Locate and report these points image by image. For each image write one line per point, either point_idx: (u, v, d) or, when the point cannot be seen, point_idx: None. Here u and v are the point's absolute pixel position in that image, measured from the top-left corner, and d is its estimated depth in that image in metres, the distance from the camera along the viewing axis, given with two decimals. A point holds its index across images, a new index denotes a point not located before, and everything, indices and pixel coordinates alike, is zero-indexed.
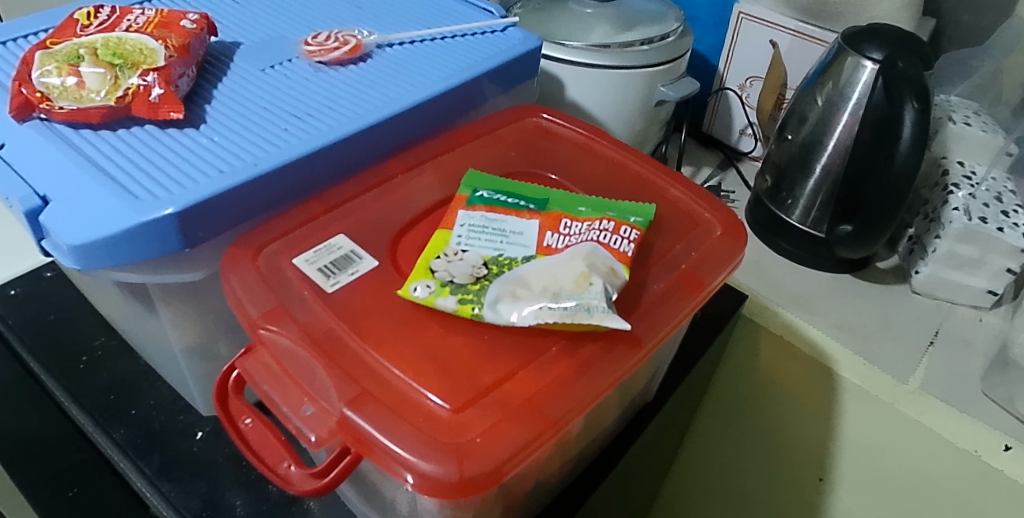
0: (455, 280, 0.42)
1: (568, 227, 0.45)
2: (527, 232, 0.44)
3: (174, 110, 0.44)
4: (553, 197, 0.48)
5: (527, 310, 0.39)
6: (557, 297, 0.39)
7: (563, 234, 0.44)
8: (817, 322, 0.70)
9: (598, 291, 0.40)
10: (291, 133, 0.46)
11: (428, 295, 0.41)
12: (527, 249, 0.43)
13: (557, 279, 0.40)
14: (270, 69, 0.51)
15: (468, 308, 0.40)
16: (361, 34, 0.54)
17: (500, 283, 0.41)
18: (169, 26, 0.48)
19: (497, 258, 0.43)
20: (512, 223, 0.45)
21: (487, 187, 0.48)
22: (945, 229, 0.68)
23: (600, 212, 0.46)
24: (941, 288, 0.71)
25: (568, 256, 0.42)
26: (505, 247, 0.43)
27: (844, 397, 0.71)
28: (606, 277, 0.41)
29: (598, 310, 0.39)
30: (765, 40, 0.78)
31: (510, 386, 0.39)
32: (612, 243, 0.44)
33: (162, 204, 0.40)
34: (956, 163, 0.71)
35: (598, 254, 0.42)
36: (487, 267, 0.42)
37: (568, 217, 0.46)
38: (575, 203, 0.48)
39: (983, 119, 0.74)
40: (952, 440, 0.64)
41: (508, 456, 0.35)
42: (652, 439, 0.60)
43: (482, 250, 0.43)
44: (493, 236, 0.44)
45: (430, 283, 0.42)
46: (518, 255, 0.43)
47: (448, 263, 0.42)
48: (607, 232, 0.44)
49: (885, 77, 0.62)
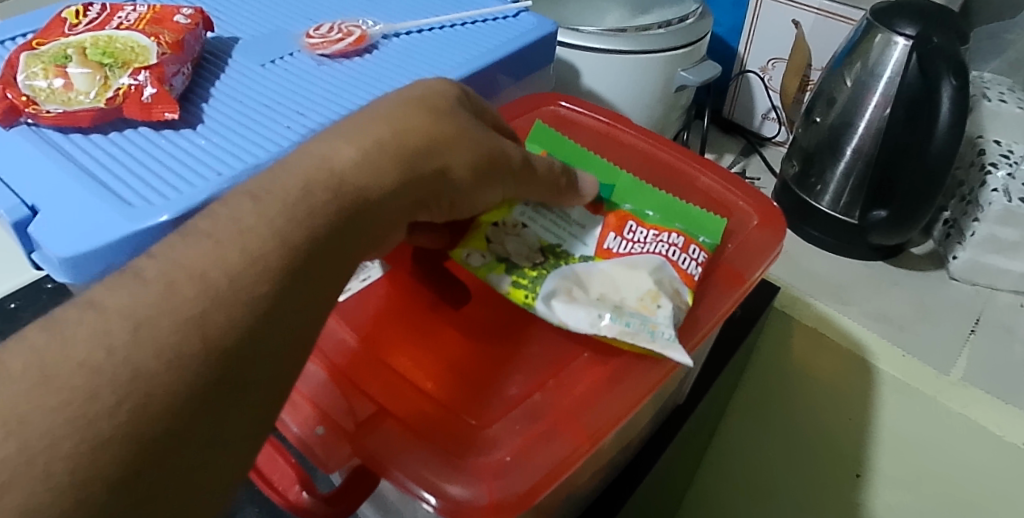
0: (512, 258, 0.40)
1: (632, 232, 0.41)
2: (589, 228, 0.42)
3: (169, 110, 0.41)
4: (622, 186, 0.46)
5: (582, 315, 0.37)
6: (618, 311, 0.37)
7: (627, 239, 0.41)
8: (852, 313, 0.67)
9: (665, 315, 0.37)
10: (294, 131, 0.42)
11: (481, 266, 0.40)
12: (586, 248, 0.41)
13: (620, 291, 0.38)
14: (271, 63, 0.47)
15: (521, 294, 0.39)
16: (366, 25, 0.51)
17: (557, 277, 0.39)
18: (162, 22, 0.45)
19: (554, 247, 0.41)
20: (579, 215, 0.42)
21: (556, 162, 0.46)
22: (983, 212, 0.65)
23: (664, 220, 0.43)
24: (980, 274, 0.68)
25: (636, 266, 0.39)
26: (565, 238, 0.41)
27: (882, 391, 0.67)
28: (675, 300, 0.38)
29: (662, 337, 0.36)
30: (787, 20, 0.74)
31: (540, 398, 0.37)
32: (681, 262, 0.40)
33: (157, 210, 0.37)
34: (992, 142, 0.66)
35: (667, 271, 0.39)
36: (545, 255, 0.40)
37: (635, 220, 0.42)
38: (642, 202, 0.45)
39: (1019, 95, 0.71)
40: (999, 432, 0.61)
41: (543, 475, 0.33)
42: (685, 441, 0.56)
43: (542, 233, 0.41)
44: (557, 221, 0.42)
45: (485, 253, 0.40)
46: (575, 251, 0.41)
47: (506, 239, 0.40)
48: (677, 248, 0.40)
49: (918, 53, 0.58)
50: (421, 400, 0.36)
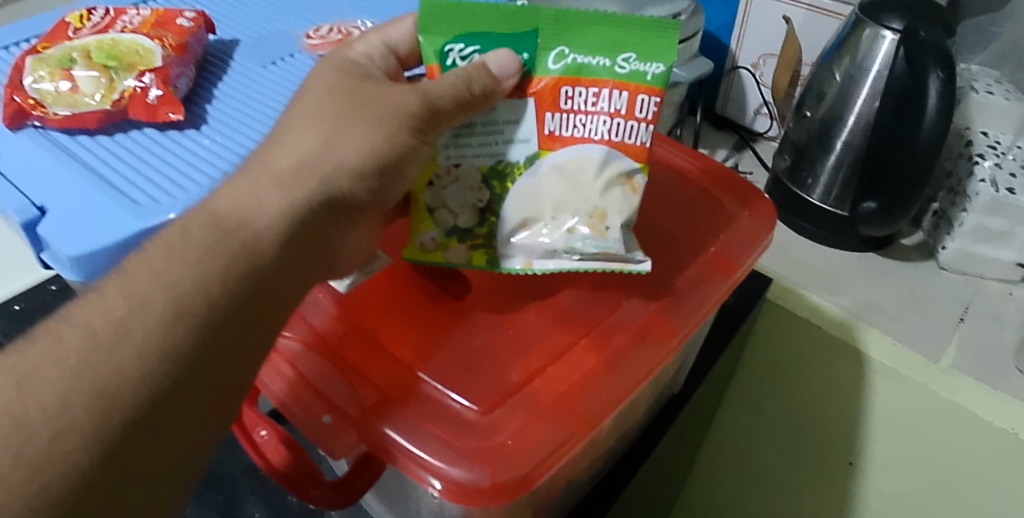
0: (461, 221, 0.40)
1: (570, 101, 0.39)
2: (521, 121, 0.39)
3: (174, 111, 0.42)
4: (542, 26, 0.38)
5: (541, 249, 0.40)
6: (571, 238, 0.39)
7: (567, 114, 0.39)
8: (844, 303, 0.68)
9: (616, 231, 0.39)
10: None
11: (437, 247, 0.41)
12: (528, 147, 0.39)
13: (569, 204, 0.39)
14: (272, 65, 0.48)
15: (481, 254, 0.41)
16: (364, 25, 0.51)
17: (508, 211, 0.40)
18: (165, 25, 0.46)
19: (495, 167, 0.39)
20: (504, 109, 0.39)
21: (456, 37, 0.38)
22: (971, 202, 0.66)
23: (608, 63, 0.38)
24: (969, 263, 0.69)
25: (580, 170, 0.39)
26: (501, 149, 0.39)
27: (874, 379, 0.68)
28: (623, 204, 0.39)
29: (618, 258, 0.39)
30: (778, 16, 0.75)
31: (540, 384, 0.38)
32: (628, 136, 0.39)
33: (165, 209, 0.38)
34: (979, 134, 0.68)
35: (612, 161, 0.39)
36: (490, 187, 0.40)
37: (569, 83, 0.38)
38: (575, 40, 0.38)
39: (1005, 86, 0.72)
40: (988, 418, 0.62)
41: (539, 461, 0.34)
42: (681, 431, 0.58)
43: (477, 160, 0.39)
44: (486, 136, 0.39)
45: (435, 233, 0.41)
46: (519, 158, 0.39)
47: (447, 193, 0.40)
48: (620, 119, 0.39)
49: (906, 47, 0.59)
50: (424, 387, 0.38)
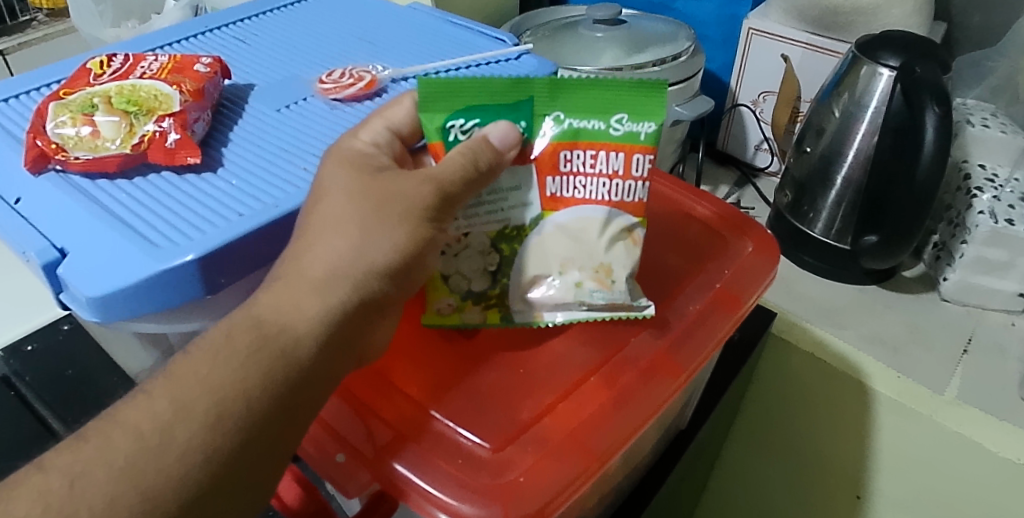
0: (473, 285, 0.42)
1: (569, 163, 0.41)
2: (524, 187, 0.41)
3: (191, 155, 0.43)
4: (537, 95, 0.40)
5: (553, 305, 0.42)
6: (580, 293, 0.41)
7: (567, 176, 0.41)
8: (848, 336, 0.69)
9: (621, 283, 0.41)
10: (309, 172, 0.44)
11: (453, 313, 0.43)
12: (531, 210, 0.41)
13: (576, 262, 0.41)
14: (286, 109, 0.50)
15: (495, 313, 0.43)
16: (376, 70, 0.52)
17: (520, 271, 0.42)
18: (183, 71, 0.48)
19: (503, 231, 0.41)
20: (505, 177, 0.40)
21: (455, 112, 0.40)
22: (971, 234, 0.67)
23: (603, 126, 0.40)
24: (970, 295, 0.70)
25: (584, 229, 0.41)
26: (507, 214, 0.41)
27: (879, 412, 0.68)
28: (625, 257, 0.42)
29: (624, 306, 0.42)
30: (776, 54, 0.77)
31: (550, 421, 0.39)
32: (626, 193, 0.41)
33: (182, 250, 0.38)
34: (977, 166, 0.69)
35: (614, 219, 0.41)
36: (499, 251, 0.42)
37: (567, 147, 0.40)
38: (571, 105, 0.40)
39: (1001, 119, 0.74)
40: (994, 449, 0.61)
41: (551, 497, 0.35)
42: (689, 466, 0.58)
43: (486, 227, 0.41)
44: (490, 205, 0.41)
45: (451, 300, 0.42)
46: (524, 220, 0.41)
47: (458, 259, 0.42)
48: (618, 179, 0.41)
49: (903, 83, 0.61)
50: (435, 427, 0.38)
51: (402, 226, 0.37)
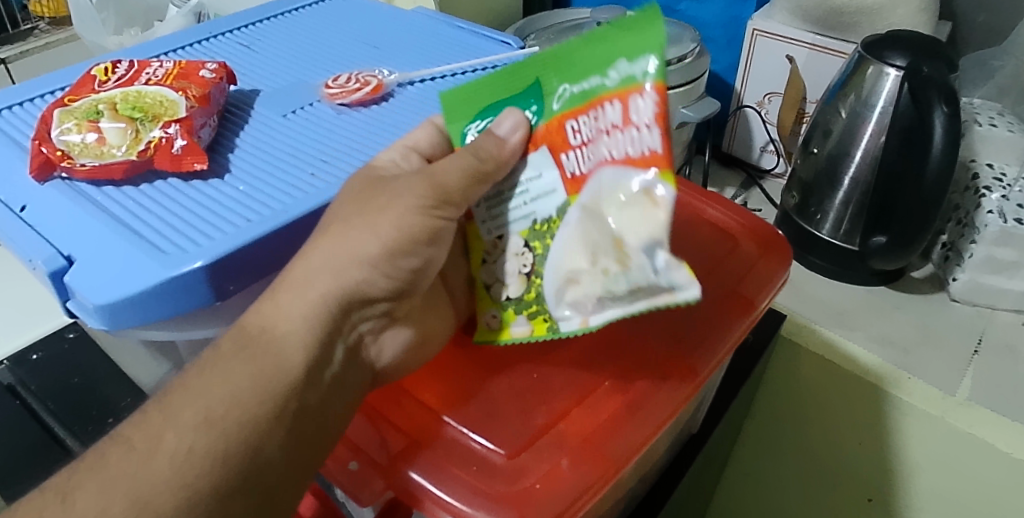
0: (513, 291, 0.39)
1: (577, 134, 0.35)
2: (544, 173, 0.36)
3: (198, 161, 0.43)
4: (541, 71, 0.36)
5: (593, 306, 0.34)
6: (606, 279, 0.33)
7: (579, 150, 0.35)
8: (858, 338, 0.68)
9: (640, 260, 0.31)
10: (318, 177, 0.44)
11: (503, 325, 0.40)
12: (557, 197, 0.36)
13: (599, 245, 0.33)
14: (292, 114, 0.49)
15: (541, 321, 0.38)
16: (382, 74, 0.52)
17: (552, 271, 0.36)
18: (189, 76, 0.48)
19: (533, 227, 0.37)
20: (524, 167, 0.37)
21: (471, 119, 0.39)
22: (981, 233, 0.66)
23: (603, 82, 0.33)
24: (980, 294, 0.69)
25: (596, 209, 0.33)
26: (534, 207, 0.37)
27: (889, 414, 0.67)
28: (643, 221, 0.31)
29: (661, 285, 0.30)
30: (782, 55, 0.76)
31: (565, 426, 0.38)
32: (630, 145, 0.32)
33: (190, 257, 0.38)
34: (985, 166, 0.69)
35: (629, 177, 0.32)
36: (531, 248, 0.37)
37: (573, 118, 0.35)
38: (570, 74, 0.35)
39: (1008, 118, 0.73)
40: (1008, 450, 0.61)
41: (569, 502, 0.34)
42: (701, 470, 0.57)
43: (516, 225, 0.38)
44: (514, 200, 0.38)
45: (496, 311, 0.40)
46: (552, 209, 0.36)
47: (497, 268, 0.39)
48: (622, 130, 0.32)
49: (910, 83, 0.60)
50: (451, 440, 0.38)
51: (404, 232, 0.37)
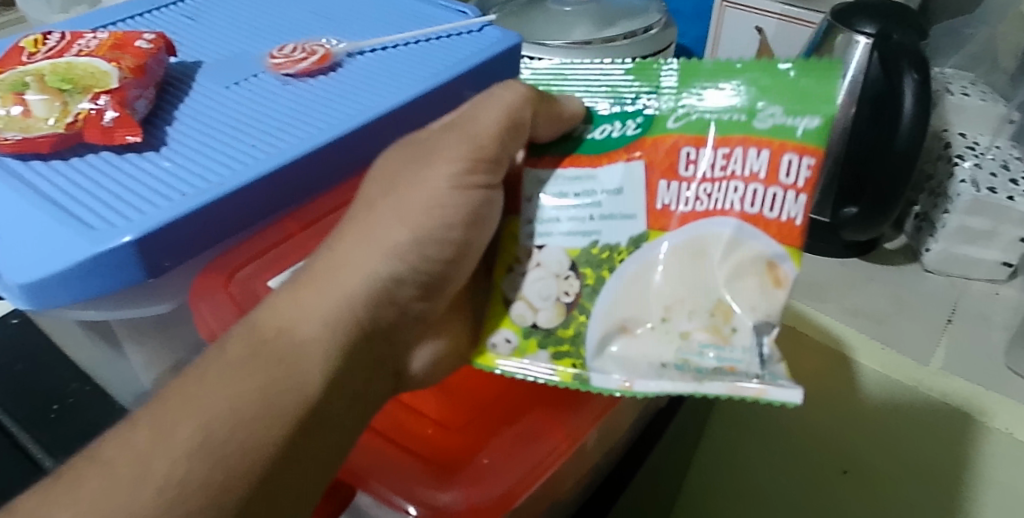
0: (540, 325, 0.38)
1: (690, 168, 0.37)
2: (620, 194, 0.38)
3: (130, 133, 0.41)
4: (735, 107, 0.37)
5: None
6: None
7: (679, 183, 0.37)
8: (831, 310, 0.68)
9: None
10: (258, 149, 0.42)
11: (511, 351, 0.38)
12: (633, 224, 0.37)
13: None
14: (235, 85, 0.47)
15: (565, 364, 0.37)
16: (330, 43, 0.50)
17: (603, 316, 0.37)
18: (123, 48, 0.45)
19: (590, 252, 0.38)
20: (603, 179, 0.38)
21: (612, 116, 0.39)
22: (954, 203, 0.65)
23: (744, 120, 0.37)
24: (953, 264, 0.69)
25: None
26: (597, 227, 0.38)
27: (863, 385, 0.65)
28: None
29: None
30: (750, 27, 0.75)
31: (517, 409, 0.41)
32: (744, 200, 0.36)
33: (119, 232, 0.36)
34: (957, 134, 0.68)
35: None
36: (581, 275, 0.38)
37: (687, 146, 0.37)
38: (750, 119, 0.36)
39: (981, 88, 0.72)
40: (981, 418, 0.61)
41: (521, 477, 0.37)
42: (671, 444, 0.56)
43: (568, 243, 0.38)
44: (582, 211, 0.38)
45: (512, 336, 0.39)
46: (620, 240, 0.37)
47: (525, 282, 0.39)
48: (739, 186, 0.36)
49: (880, 50, 0.60)
50: (415, 439, 0.39)
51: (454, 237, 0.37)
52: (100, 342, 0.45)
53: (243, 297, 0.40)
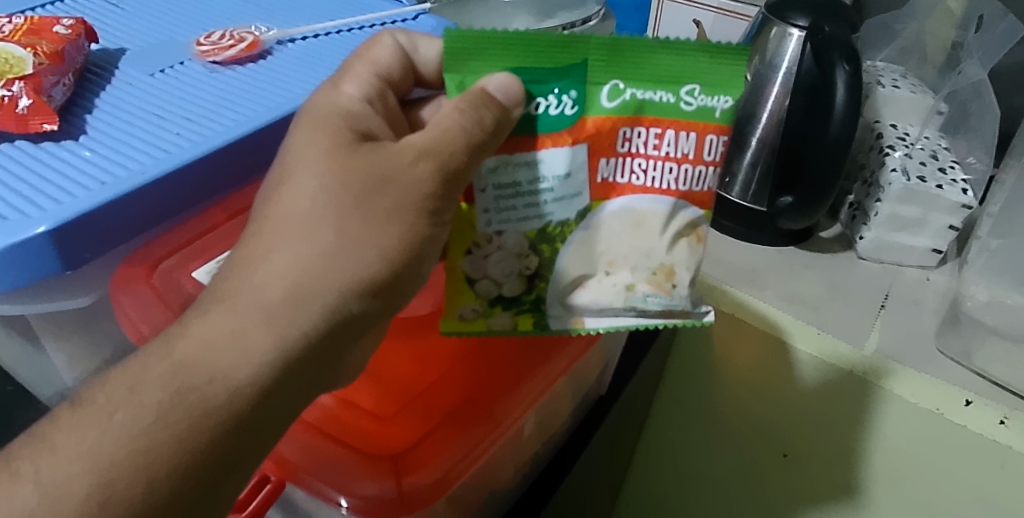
0: (503, 294, 0.39)
1: (626, 143, 0.37)
2: (570, 177, 0.37)
3: (48, 121, 0.40)
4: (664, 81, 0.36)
5: None
6: None
7: (614, 160, 0.37)
8: (769, 297, 0.68)
9: None
10: (183, 137, 0.40)
11: (477, 318, 0.39)
12: (580, 201, 0.37)
13: None
14: (160, 73, 0.46)
15: (526, 319, 0.40)
16: (259, 30, 0.49)
17: (560, 280, 0.39)
18: (39, 33, 0.44)
19: (543, 231, 0.38)
20: (551, 163, 0.36)
21: (549, 84, 0.35)
22: (886, 192, 0.67)
23: (673, 99, 0.36)
24: (886, 251, 0.71)
25: None
26: (551, 208, 0.37)
27: (799, 371, 0.68)
28: None
29: None
30: (689, 20, 0.76)
31: (449, 392, 0.41)
32: (678, 178, 0.38)
33: (32, 222, 0.35)
34: (889, 126, 0.71)
35: None
36: (539, 250, 0.38)
37: (624, 125, 0.37)
38: (678, 92, 0.36)
39: (911, 81, 0.75)
40: (913, 401, 0.62)
41: (454, 463, 0.37)
42: (612, 431, 0.57)
43: (524, 226, 0.37)
44: (534, 193, 0.37)
45: (477, 306, 0.39)
46: (569, 215, 0.38)
47: (488, 263, 0.38)
48: (672, 164, 0.38)
49: (813, 43, 0.61)
50: (347, 429, 0.38)
51: (398, 235, 0.32)
52: (16, 340, 0.43)
53: (166, 290, 0.40)
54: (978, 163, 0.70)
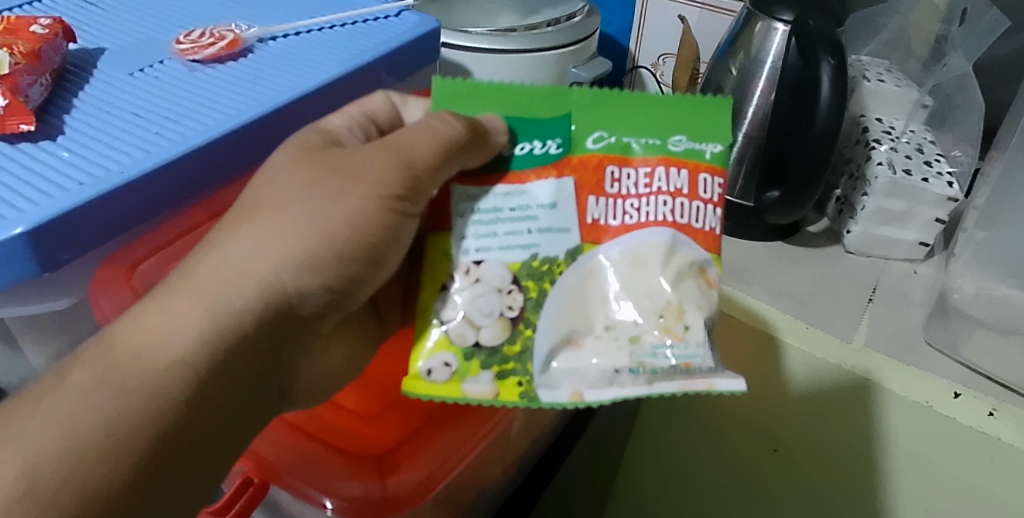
0: (483, 345, 0.36)
1: (616, 184, 0.37)
2: (558, 206, 0.36)
3: (25, 121, 0.39)
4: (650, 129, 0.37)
5: None
6: None
7: (607, 197, 0.37)
8: (756, 292, 0.68)
9: None
10: (161, 136, 0.40)
11: (450, 377, 0.36)
12: (569, 237, 0.36)
13: None
14: (139, 72, 0.45)
15: (508, 382, 0.36)
16: (240, 28, 0.49)
17: (550, 328, 0.36)
18: (16, 32, 0.43)
19: (531, 265, 0.36)
20: (537, 192, 0.36)
21: (533, 131, 0.37)
22: (872, 185, 0.67)
23: (659, 143, 0.37)
24: (873, 245, 0.71)
25: None
26: (537, 240, 0.36)
27: (788, 367, 0.66)
28: None
29: None
30: (673, 15, 0.76)
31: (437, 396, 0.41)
32: (679, 214, 0.36)
33: (7, 224, 0.34)
34: (874, 120, 0.71)
35: None
36: (523, 287, 0.36)
37: (611, 164, 0.37)
38: (666, 137, 0.37)
39: (896, 75, 0.75)
40: (903, 394, 0.62)
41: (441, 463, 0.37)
42: (601, 428, 0.56)
43: (506, 257, 0.36)
44: (517, 222, 0.36)
45: (450, 362, 0.36)
46: (559, 252, 0.36)
47: (465, 302, 0.36)
48: (671, 200, 0.36)
49: (797, 37, 0.60)
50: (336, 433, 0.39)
51: None
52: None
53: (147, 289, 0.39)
54: (963, 155, 0.70)
